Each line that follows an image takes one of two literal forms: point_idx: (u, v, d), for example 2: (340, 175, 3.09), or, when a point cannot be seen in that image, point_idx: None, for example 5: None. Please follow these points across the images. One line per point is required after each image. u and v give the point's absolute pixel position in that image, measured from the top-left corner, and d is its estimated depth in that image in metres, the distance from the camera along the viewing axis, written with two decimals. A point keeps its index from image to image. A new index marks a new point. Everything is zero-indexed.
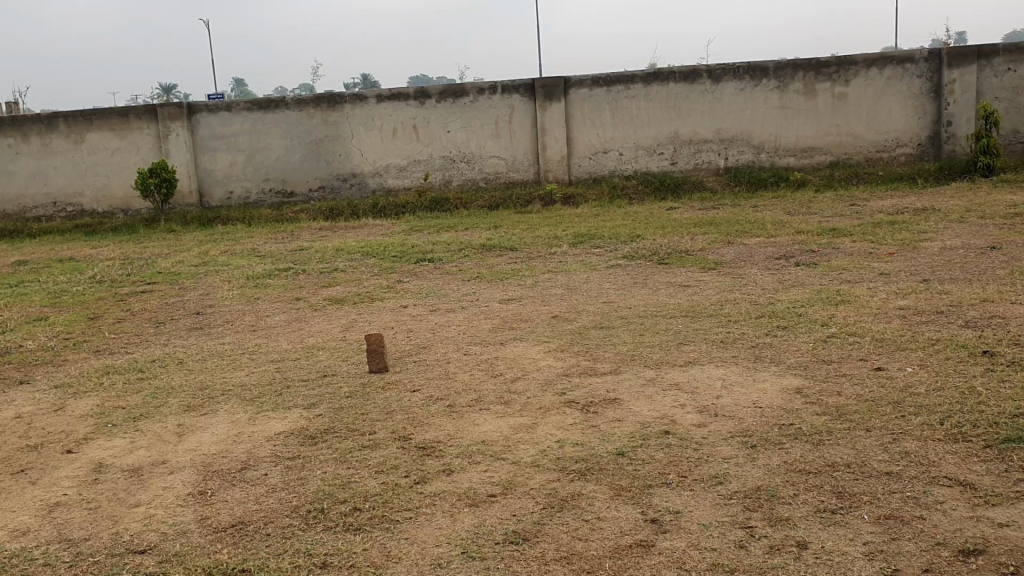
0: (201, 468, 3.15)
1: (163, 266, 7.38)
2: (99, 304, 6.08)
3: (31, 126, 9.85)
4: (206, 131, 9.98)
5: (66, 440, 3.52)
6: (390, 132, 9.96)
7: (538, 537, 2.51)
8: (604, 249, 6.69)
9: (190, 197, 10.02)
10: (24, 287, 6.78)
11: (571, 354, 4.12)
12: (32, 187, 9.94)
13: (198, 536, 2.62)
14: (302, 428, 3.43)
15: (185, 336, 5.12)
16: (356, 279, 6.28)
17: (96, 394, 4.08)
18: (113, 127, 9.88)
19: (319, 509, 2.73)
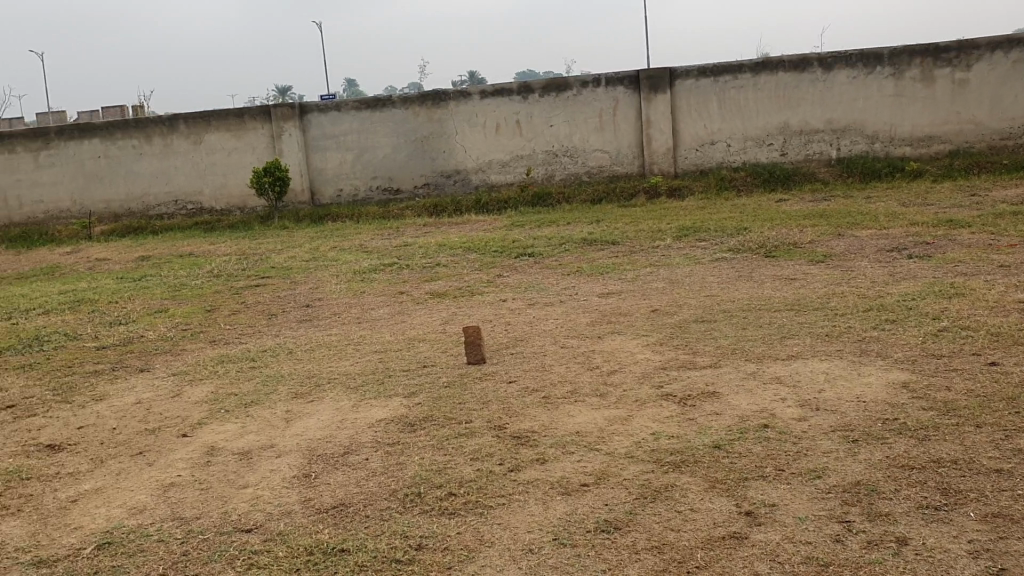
0: (306, 452, 3.27)
1: (276, 262, 7.64)
2: (216, 297, 6.36)
3: (154, 127, 10.34)
4: (317, 130, 10.30)
5: (181, 424, 3.71)
6: (494, 128, 10.06)
7: (629, 526, 2.51)
8: (708, 243, 6.60)
9: (302, 195, 10.33)
10: (146, 281, 7.13)
11: (670, 347, 4.09)
12: (155, 186, 10.43)
13: (301, 517, 2.73)
14: (402, 416, 3.52)
15: (295, 327, 5.32)
16: (457, 273, 6.38)
17: (211, 382, 4.28)
18: (230, 128, 10.29)
19: (416, 493, 2.80)
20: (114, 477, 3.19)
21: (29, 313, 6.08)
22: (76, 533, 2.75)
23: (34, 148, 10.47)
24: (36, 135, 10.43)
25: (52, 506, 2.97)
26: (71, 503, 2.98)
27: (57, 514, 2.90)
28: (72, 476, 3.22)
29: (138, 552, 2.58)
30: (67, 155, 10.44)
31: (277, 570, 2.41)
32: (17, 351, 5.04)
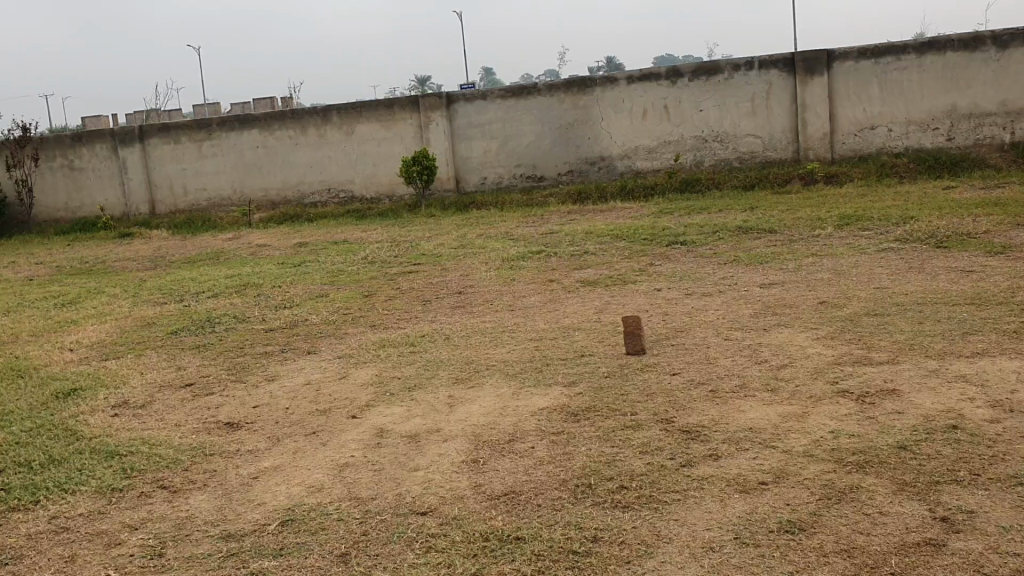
0: (472, 437, 3.30)
1: (426, 249, 7.78)
2: (371, 283, 6.52)
3: (309, 118, 10.70)
4: (463, 119, 10.41)
5: (350, 406, 3.82)
6: (641, 114, 9.92)
7: (815, 527, 2.41)
8: (872, 232, 6.30)
9: (447, 183, 10.48)
10: (305, 266, 7.38)
11: (842, 342, 3.92)
12: (309, 174, 10.79)
13: (474, 502, 2.75)
14: (564, 405, 3.50)
15: (449, 313, 5.39)
16: (607, 262, 6.32)
17: (374, 365, 4.39)
18: (380, 118, 10.55)
19: (586, 484, 2.77)
20: (291, 455, 3.30)
21: (199, 296, 6.39)
22: (261, 508, 2.85)
23: (198, 139, 11.02)
24: (199, 127, 10.97)
25: (235, 482, 3.09)
26: (252, 480, 3.10)
27: (241, 490, 3.02)
28: (252, 454, 3.35)
29: (320, 530, 2.66)
30: (227, 147, 10.94)
31: (455, 555, 2.44)
32: (192, 332, 5.31)
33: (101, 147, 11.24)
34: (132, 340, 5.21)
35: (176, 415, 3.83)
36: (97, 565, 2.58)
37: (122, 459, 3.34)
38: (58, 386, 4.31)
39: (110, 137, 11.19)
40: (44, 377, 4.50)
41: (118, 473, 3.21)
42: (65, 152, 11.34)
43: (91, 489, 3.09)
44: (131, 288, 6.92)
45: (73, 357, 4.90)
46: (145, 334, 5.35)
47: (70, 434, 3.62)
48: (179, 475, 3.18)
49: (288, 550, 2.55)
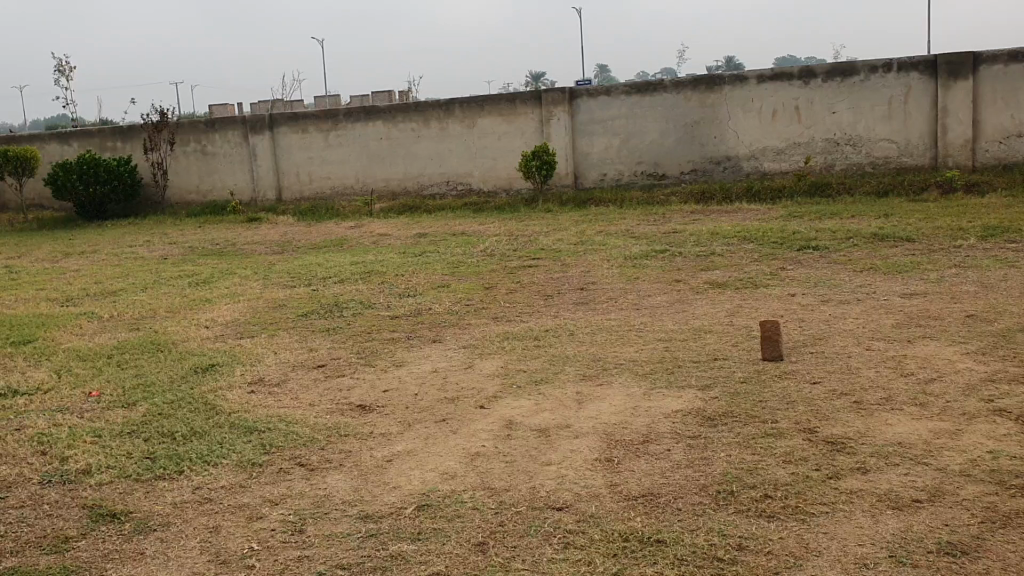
0: (605, 436, 3.25)
1: (546, 244, 7.76)
2: (493, 275, 6.53)
3: (433, 111, 10.81)
4: (585, 115, 10.36)
5: (478, 396, 3.82)
6: (770, 115, 9.67)
7: (978, 552, 2.28)
8: (1019, 245, 5.96)
9: (567, 179, 10.45)
10: (426, 257, 7.47)
11: (995, 358, 3.71)
12: (431, 166, 10.92)
13: (611, 501, 2.70)
14: (699, 408, 3.42)
15: (574, 309, 5.36)
16: (735, 264, 6.17)
17: (501, 357, 4.39)
18: (502, 112, 10.58)
19: (728, 491, 2.69)
20: (422, 441, 3.32)
21: (326, 281, 6.53)
22: (397, 492, 2.87)
23: (324, 128, 11.28)
24: (326, 116, 11.22)
25: (370, 464, 3.13)
26: (386, 463, 3.13)
27: (375, 472, 3.05)
28: (385, 437, 3.38)
29: (456, 518, 2.66)
30: (352, 137, 11.17)
31: (595, 553, 2.40)
32: (321, 316, 5.42)
33: (233, 133, 11.62)
34: (264, 320, 5.37)
35: (309, 395, 3.90)
36: (241, 537, 2.62)
37: (260, 435, 3.42)
38: (198, 361, 4.46)
39: (242, 125, 11.56)
40: (183, 352, 4.65)
41: (258, 448, 3.28)
42: (198, 138, 11.76)
43: (233, 463, 3.15)
44: (260, 271, 7.11)
45: (209, 334, 5.07)
46: (277, 315, 5.49)
47: (210, 408, 3.73)
48: (316, 453, 3.23)
49: (426, 535, 2.56)
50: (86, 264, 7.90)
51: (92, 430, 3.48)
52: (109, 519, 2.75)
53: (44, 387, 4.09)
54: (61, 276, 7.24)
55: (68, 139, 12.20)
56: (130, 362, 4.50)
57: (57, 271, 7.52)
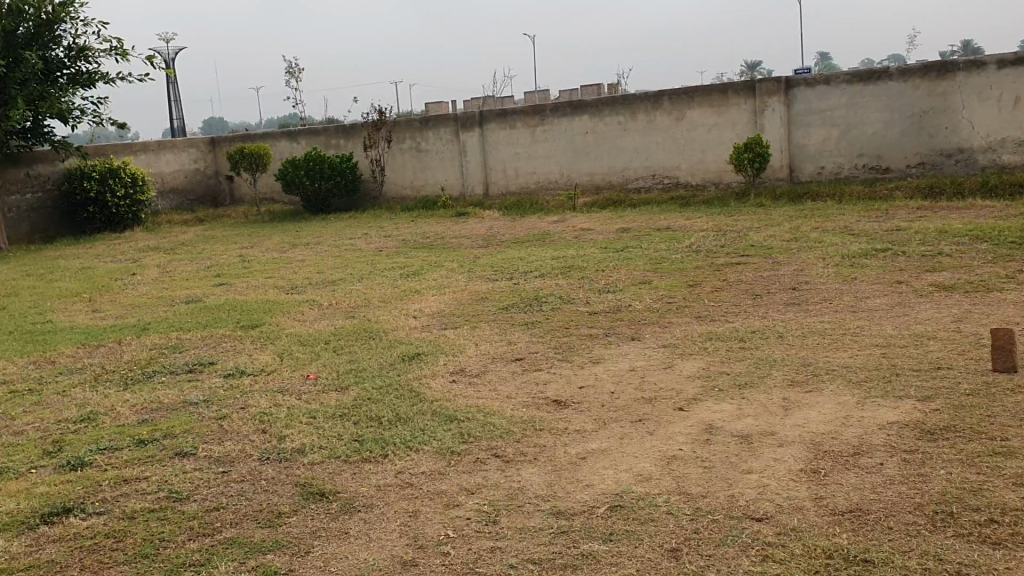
0: (811, 445, 3.09)
1: (755, 240, 7.48)
2: (698, 272, 6.38)
3: (641, 104, 10.69)
4: (802, 105, 9.91)
5: (678, 397, 3.73)
6: (1012, 102, 8.84)
7: None
8: None
9: (781, 172, 10.08)
10: (629, 252, 7.41)
11: None
12: (637, 160, 10.82)
13: (815, 515, 2.55)
14: (918, 421, 3.17)
15: (783, 310, 5.13)
16: (965, 265, 5.70)
17: (703, 358, 4.27)
18: (713, 104, 10.31)
19: (946, 512, 2.48)
20: (618, 440, 3.28)
21: (529, 275, 6.62)
22: (591, 490, 2.85)
23: (532, 123, 11.42)
24: (535, 111, 11.36)
25: (564, 460, 3.12)
26: (581, 460, 3.11)
27: (570, 469, 3.04)
28: (580, 434, 3.37)
29: (650, 521, 2.60)
30: (559, 132, 11.25)
31: (795, 569, 2.27)
32: (522, 310, 5.49)
33: (445, 130, 12.01)
34: (468, 312, 5.50)
35: (507, 387, 3.96)
36: (439, 524, 2.67)
37: (460, 424, 3.49)
38: (404, 349, 4.63)
39: (454, 121, 11.92)
40: (392, 340, 4.84)
41: (457, 437, 3.35)
42: (413, 135, 12.25)
43: (433, 450, 3.23)
44: (467, 264, 7.31)
45: (416, 324, 5.25)
46: (480, 308, 5.61)
47: (414, 396, 3.85)
48: (512, 446, 3.26)
49: (617, 536, 2.52)
50: (309, 255, 8.42)
51: (307, 411, 3.68)
52: (318, 498, 2.87)
53: (268, 369, 4.38)
54: (287, 266, 7.75)
55: (297, 137, 13.06)
56: (342, 348, 4.74)
57: (284, 260, 8.06)
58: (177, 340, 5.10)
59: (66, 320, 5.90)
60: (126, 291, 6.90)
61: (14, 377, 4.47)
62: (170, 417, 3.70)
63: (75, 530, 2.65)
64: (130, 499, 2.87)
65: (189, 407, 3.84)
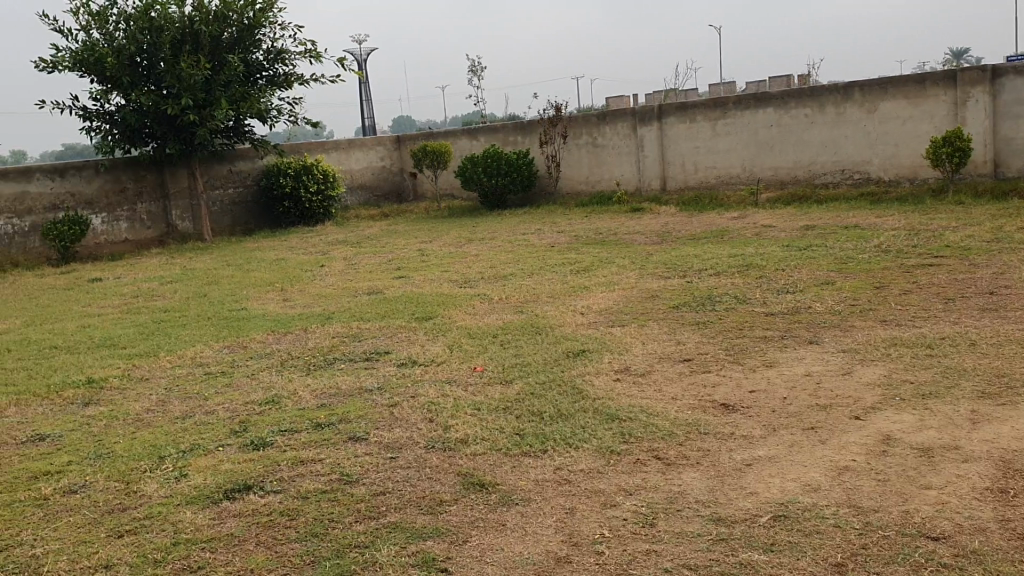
0: (1000, 463, 2.86)
1: (951, 240, 7.00)
2: (885, 274, 6.04)
3: (829, 96, 10.19)
4: (1009, 95, 9.12)
5: (855, 406, 3.55)
6: None
7: None
8: None
9: (984, 167, 9.34)
10: (811, 251, 7.11)
11: None
12: (824, 154, 10.34)
13: (1000, 538, 2.36)
14: None
15: (978, 316, 4.77)
16: None
17: (885, 364, 4.04)
18: (907, 95, 9.68)
19: None
20: (787, 448, 3.16)
21: (704, 273, 6.49)
22: (753, 498, 2.76)
23: (713, 117, 11.14)
24: (716, 105, 11.08)
25: (728, 466, 3.03)
26: (745, 466, 3.01)
27: (733, 475, 2.95)
28: (747, 440, 3.26)
29: (815, 533, 2.49)
30: (740, 125, 10.91)
31: None
32: (694, 309, 5.38)
33: (623, 125, 11.94)
34: (638, 310, 5.45)
35: (673, 389, 3.89)
36: (595, 522, 2.64)
37: (621, 423, 3.46)
38: (571, 346, 4.63)
39: (632, 116, 11.83)
40: (559, 336, 4.86)
41: (617, 436, 3.31)
42: (590, 130, 12.27)
43: (593, 448, 3.21)
44: (639, 261, 7.24)
45: (584, 320, 5.25)
46: (651, 306, 5.55)
47: (578, 393, 3.84)
48: (673, 448, 3.20)
49: (779, 547, 2.43)
50: (484, 250, 8.59)
51: (472, 403, 3.75)
52: (478, 489, 2.90)
53: (438, 360, 4.50)
54: (463, 260, 7.95)
55: (476, 134, 13.35)
56: (510, 342, 4.80)
57: (460, 255, 8.25)
58: (356, 329, 5.34)
59: (257, 308, 6.29)
60: (314, 282, 7.28)
61: (210, 360, 4.82)
62: (345, 403, 3.88)
63: (254, 506, 2.82)
64: (304, 480, 3.02)
65: (364, 394, 4.00)
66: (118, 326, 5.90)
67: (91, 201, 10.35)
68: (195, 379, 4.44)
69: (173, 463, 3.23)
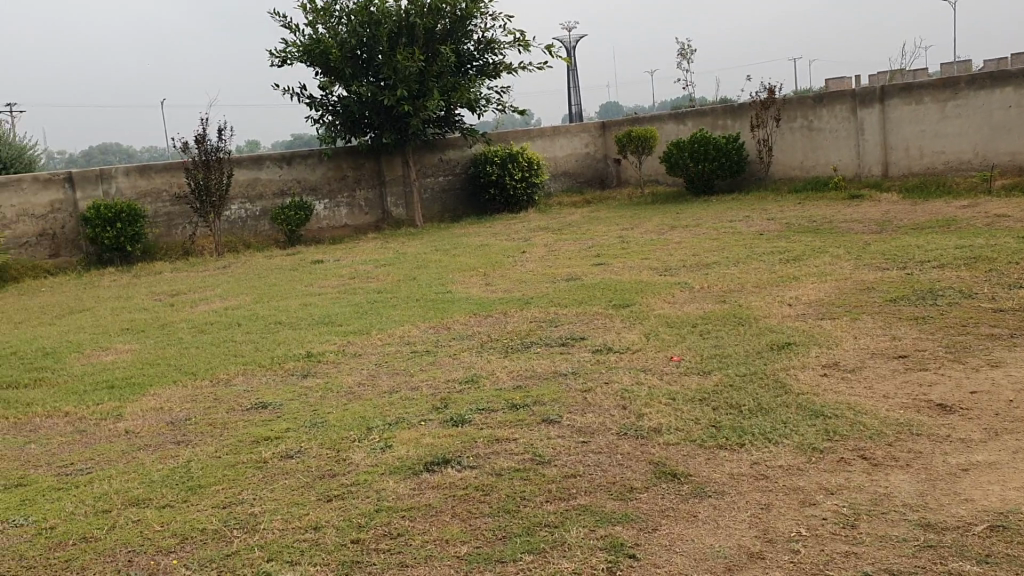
0: None
1: None
2: None
3: None
4: None
5: None
6: None
7: None
8: None
9: None
10: None
11: None
12: None
13: None
14: None
15: None
16: None
17: None
18: None
19: None
20: (1010, 455, 2.91)
21: (924, 265, 6.08)
22: (967, 506, 2.57)
23: (942, 99, 10.26)
24: (946, 85, 10.20)
25: (941, 470, 2.84)
26: (962, 471, 2.81)
27: (947, 480, 2.76)
28: (965, 444, 3.04)
29: None
30: (974, 106, 9.98)
31: None
32: (911, 303, 5.06)
33: (841, 108, 11.29)
34: (849, 303, 5.19)
35: (884, 386, 3.68)
36: (791, 520, 2.55)
37: (825, 420, 3.30)
38: (774, 338, 4.48)
39: (852, 98, 11.15)
40: (763, 327, 4.71)
41: (821, 434, 3.17)
42: (805, 113, 11.74)
43: (793, 444, 3.09)
44: (854, 251, 6.88)
45: (791, 312, 5.05)
46: (863, 299, 5.26)
47: (780, 387, 3.71)
48: (881, 449, 3.02)
49: (995, 559, 2.25)
50: (688, 237, 8.45)
51: (668, 392, 3.71)
52: (670, 478, 2.87)
53: (634, 348, 4.48)
54: (665, 247, 7.86)
55: (684, 118, 13.15)
56: (711, 332, 4.71)
57: (663, 242, 8.16)
58: (555, 314, 5.41)
59: (462, 291, 6.50)
60: (516, 268, 7.43)
61: (416, 339, 5.04)
62: (541, 385, 3.95)
63: (451, 480, 2.94)
64: (499, 457, 3.11)
65: (559, 377, 4.06)
66: (336, 304, 6.29)
67: (315, 187, 11.06)
68: (403, 356, 4.66)
69: (379, 435, 3.41)
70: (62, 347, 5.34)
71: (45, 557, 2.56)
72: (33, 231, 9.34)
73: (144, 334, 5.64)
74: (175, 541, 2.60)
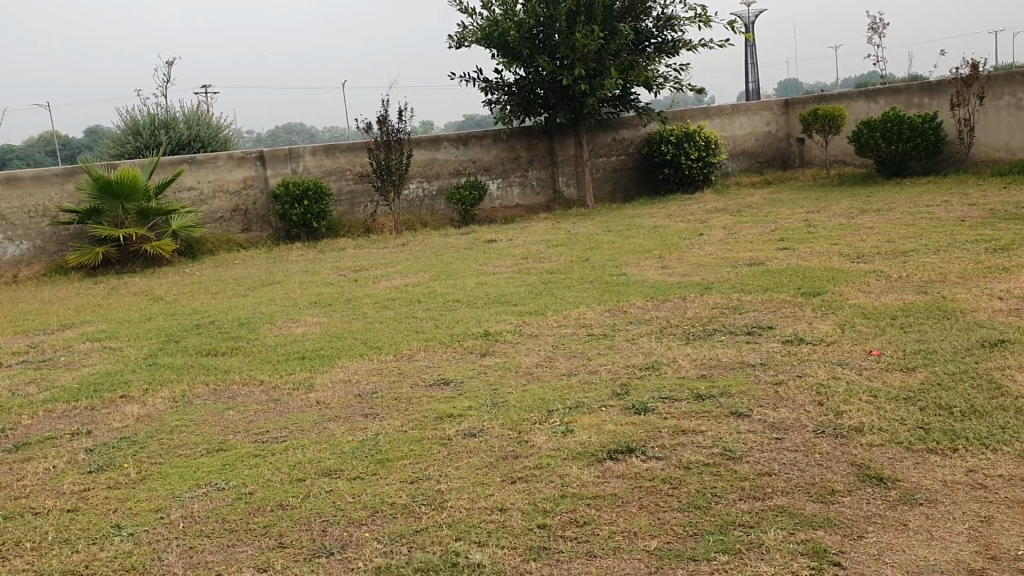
0: None
1: None
2: None
3: None
4: None
5: None
6: None
7: None
8: None
9: None
10: None
11: None
12: None
13: None
14: None
15: None
16: None
17: None
18: None
19: None
20: None
21: None
22: None
23: None
24: None
25: None
26: None
27: None
28: None
29: None
30: None
31: None
32: None
33: None
34: None
35: None
36: (1016, 536, 2.32)
37: None
38: (986, 334, 4.13)
39: None
40: (971, 322, 4.36)
41: None
42: (1014, 90, 10.85)
43: (1015, 452, 2.82)
44: None
45: (1003, 306, 4.65)
46: None
47: (995, 388, 3.41)
48: None
49: None
50: (878, 222, 7.97)
51: (868, 389, 3.49)
52: (876, 482, 2.68)
53: (828, 339, 4.24)
54: (855, 232, 7.44)
55: (875, 96, 12.44)
56: (913, 325, 4.40)
57: (852, 227, 7.73)
58: (738, 301, 5.21)
59: (638, 274, 6.38)
60: (693, 251, 7.23)
61: (593, 322, 4.98)
62: (727, 375, 3.80)
63: (638, 470, 2.86)
64: (687, 449, 3.01)
65: (747, 368, 3.89)
66: (511, 284, 6.31)
67: (489, 167, 11.17)
68: (580, 339, 4.60)
69: (560, 418, 3.37)
70: (256, 318, 5.61)
71: (246, 521, 2.67)
72: (227, 207, 9.90)
73: (330, 307, 5.85)
74: (367, 514, 2.65)
